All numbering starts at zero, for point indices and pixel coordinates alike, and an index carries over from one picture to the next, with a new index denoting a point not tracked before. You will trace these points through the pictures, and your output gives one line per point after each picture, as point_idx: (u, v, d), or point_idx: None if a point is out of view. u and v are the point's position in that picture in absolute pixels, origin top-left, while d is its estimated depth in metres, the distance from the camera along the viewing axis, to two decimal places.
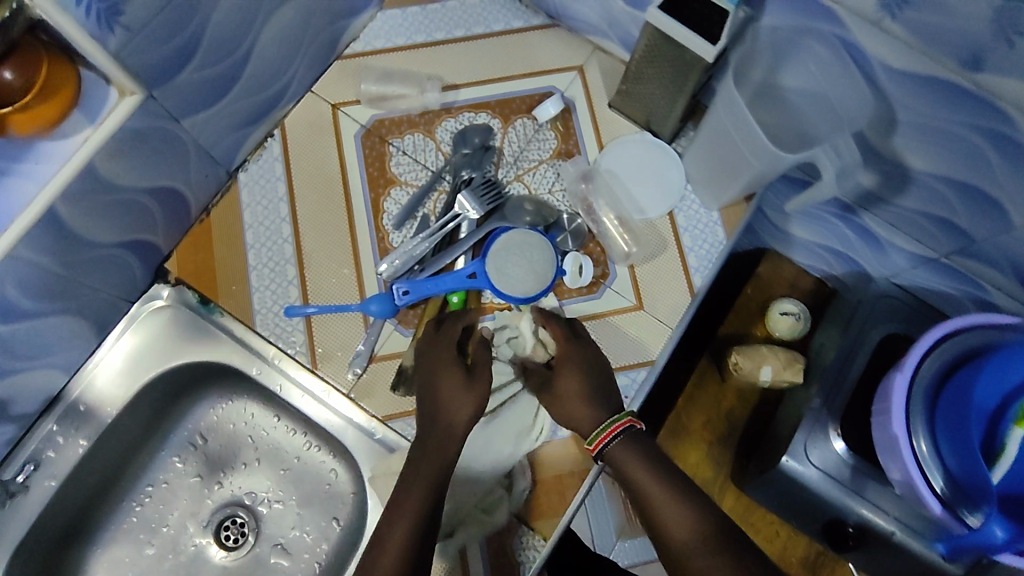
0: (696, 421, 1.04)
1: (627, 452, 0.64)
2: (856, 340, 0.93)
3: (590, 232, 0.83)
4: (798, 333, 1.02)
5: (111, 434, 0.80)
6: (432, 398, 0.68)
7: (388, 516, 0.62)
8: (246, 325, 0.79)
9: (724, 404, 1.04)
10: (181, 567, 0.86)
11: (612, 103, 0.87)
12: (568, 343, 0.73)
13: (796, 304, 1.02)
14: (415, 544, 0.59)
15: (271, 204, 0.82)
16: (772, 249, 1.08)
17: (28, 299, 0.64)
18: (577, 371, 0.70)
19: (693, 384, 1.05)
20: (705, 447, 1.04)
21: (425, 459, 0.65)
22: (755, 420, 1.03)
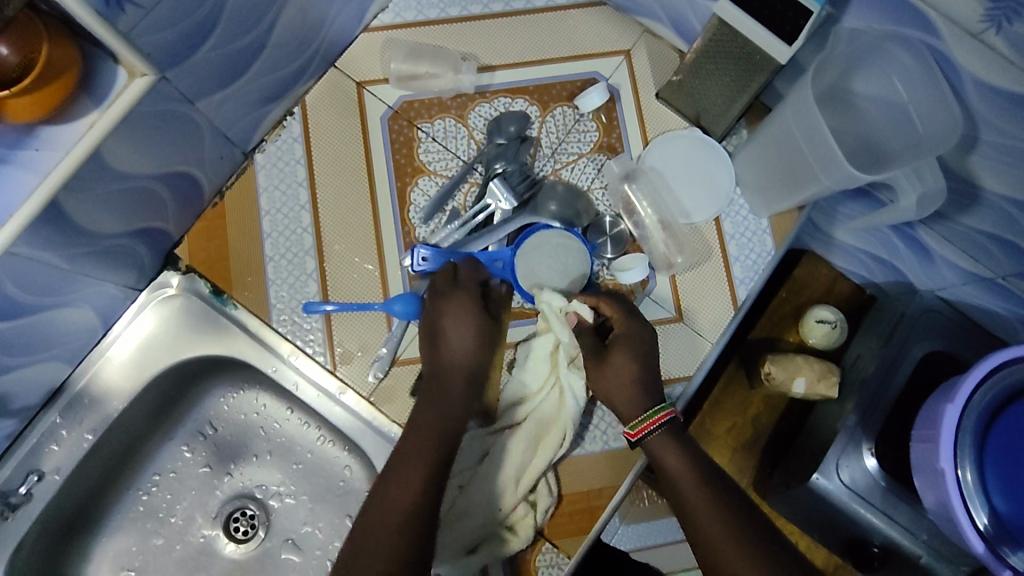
0: (721, 426, 1.00)
1: (667, 445, 0.62)
2: (897, 356, 0.89)
3: (631, 237, 0.78)
4: (834, 342, 0.98)
5: (119, 425, 0.76)
6: (438, 345, 0.68)
7: (394, 466, 0.59)
8: (261, 321, 0.75)
9: (751, 410, 1.00)
10: (189, 559, 0.83)
11: (660, 94, 0.80)
12: (629, 321, 0.69)
13: (833, 312, 0.98)
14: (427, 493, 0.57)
15: (289, 190, 0.77)
16: (811, 251, 1.02)
17: (29, 295, 0.59)
18: (631, 348, 0.67)
19: (719, 388, 1.00)
20: (728, 453, 0.99)
21: (433, 407, 0.63)
22: (781, 428, 0.99)
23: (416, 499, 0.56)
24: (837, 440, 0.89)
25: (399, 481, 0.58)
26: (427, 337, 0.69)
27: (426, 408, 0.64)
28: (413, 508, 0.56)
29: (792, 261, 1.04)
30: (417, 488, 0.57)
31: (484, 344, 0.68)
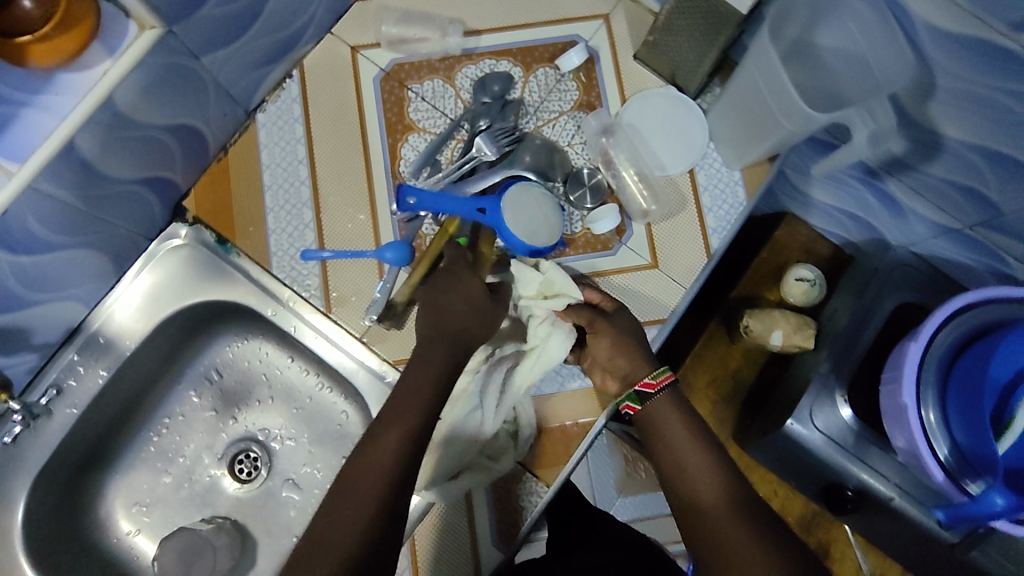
0: (703, 378, 1.05)
1: (669, 407, 0.65)
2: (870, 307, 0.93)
3: (608, 188, 0.82)
4: (813, 299, 1.02)
5: (132, 366, 0.82)
6: (437, 302, 0.68)
7: (387, 414, 0.59)
8: (262, 267, 0.80)
9: (732, 364, 1.06)
10: (197, 495, 0.88)
11: (637, 55, 0.84)
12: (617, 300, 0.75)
13: (811, 270, 1.02)
14: (415, 443, 0.57)
15: (288, 146, 0.82)
16: (790, 213, 1.06)
17: (49, 232, 0.65)
18: (630, 320, 0.72)
19: (702, 342, 1.06)
20: (710, 404, 1.05)
21: (437, 358, 0.64)
22: (761, 381, 1.04)
23: (402, 446, 0.56)
24: (809, 393, 0.92)
25: (388, 429, 0.57)
26: (430, 290, 0.70)
27: (422, 360, 0.63)
28: (398, 455, 0.56)
29: (772, 223, 1.08)
30: (403, 435, 0.57)
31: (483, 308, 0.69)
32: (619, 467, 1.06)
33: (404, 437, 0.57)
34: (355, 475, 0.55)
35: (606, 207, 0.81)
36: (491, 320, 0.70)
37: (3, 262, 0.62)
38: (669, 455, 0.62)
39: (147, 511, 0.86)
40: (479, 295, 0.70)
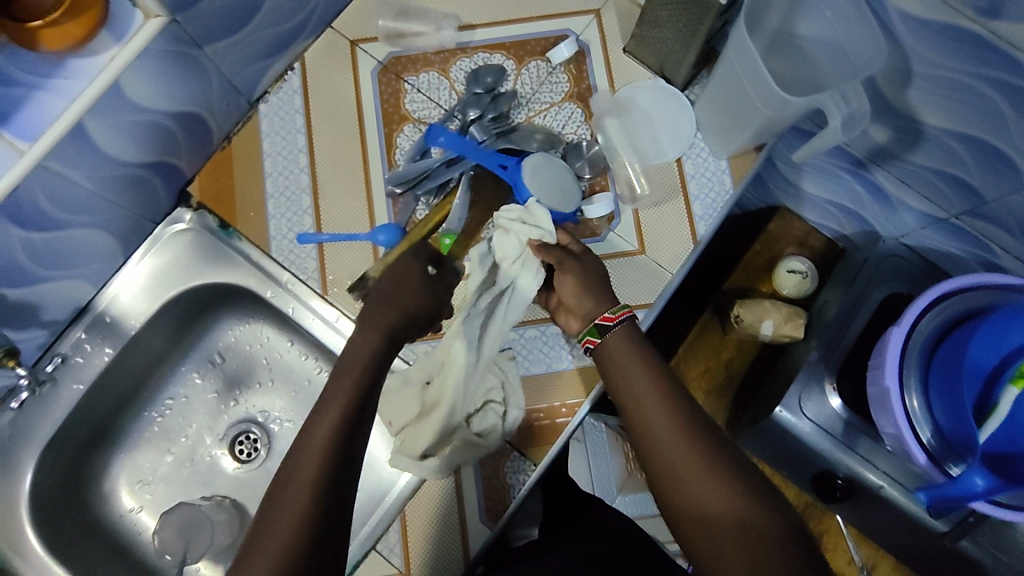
0: (695, 369, 1.06)
1: (621, 342, 0.64)
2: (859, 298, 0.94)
3: (602, 169, 0.85)
4: (805, 292, 1.04)
5: (137, 346, 0.85)
6: (383, 295, 0.66)
7: (319, 409, 0.58)
8: (262, 251, 0.83)
9: (725, 354, 1.06)
10: (198, 473, 0.91)
11: (627, 48, 0.87)
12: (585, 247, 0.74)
13: (802, 263, 1.04)
14: (344, 434, 0.56)
15: (288, 135, 0.85)
16: (783, 206, 1.07)
17: (59, 210, 0.68)
18: (596, 264, 0.71)
19: (694, 333, 1.07)
20: (702, 395, 1.06)
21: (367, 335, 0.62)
22: (753, 372, 1.05)
23: (331, 442, 0.55)
24: (796, 381, 0.93)
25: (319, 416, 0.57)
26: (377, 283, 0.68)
27: (350, 348, 0.62)
28: (329, 450, 0.55)
29: (765, 216, 1.09)
30: (333, 429, 0.56)
31: (425, 303, 0.68)
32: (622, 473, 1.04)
33: (332, 431, 0.55)
34: (291, 475, 0.54)
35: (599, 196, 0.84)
36: (433, 308, 0.69)
37: (17, 237, 0.66)
38: (626, 395, 0.61)
39: (149, 489, 0.89)
40: (429, 287, 0.69)
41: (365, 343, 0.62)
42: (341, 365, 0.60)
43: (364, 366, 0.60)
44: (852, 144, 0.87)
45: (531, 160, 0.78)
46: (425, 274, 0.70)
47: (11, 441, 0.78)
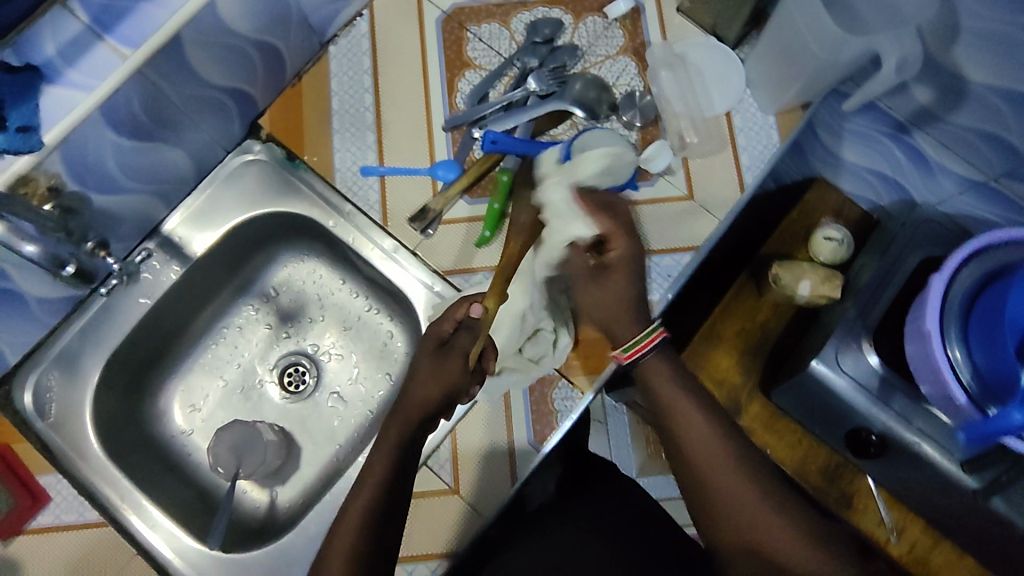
0: (729, 329, 1.07)
1: (663, 372, 0.62)
2: (893, 264, 0.95)
3: (655, 117, 0.88)
4: (842, 259, 1.04)
5: (200, 270, 0.88)
6: (406, 384, 0.70)
7: (362, 479, 0.63)
8: (327, 182, 0.87)
9: (760, 316, 1.07)
10: (248, 400, 0.94)
11: (681, 7, 0.91)
12: (626, 239, 0.66)
13: (838, 230, 1.04)
14: (388, 495, 0.61)
15: (355, 75, 0.89)
16: (822, 177, 1.07)
17: (147, 121, 0.72)
18: (629, 273, 0.65)
19: (730, 295, 1.08)
20: (735, 355, 1.07)
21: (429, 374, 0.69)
22: (788, 334, 1.06)
23: (371, 504, 0.60)
24: (835, 337, 0.94)
25: (379, 449, 0.64)
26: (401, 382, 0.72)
27: (383, 434, 0.66)
28: (373, 508, 0.60)
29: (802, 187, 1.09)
30: (376, 490, 0.61)
31: (449, 374, 0.69)
32: (641, 450, 0.94)
33: (375, 491, 0.61)
34: (347, 516, 0.60)
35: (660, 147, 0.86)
36: (462, 380, 0.70)
37: (109, 142, 0.69)
38: (675, 427, 0.59)
39: (200, 412, 0.92)
40: (444, 363, 0.70)
41: (395, 429, 0.66)
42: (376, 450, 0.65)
43: (396, 441, 0.65)
44: (895, 107, 0.90)
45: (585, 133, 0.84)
46: (444, 344, 0.72)
47: (80, 350, 0.82)
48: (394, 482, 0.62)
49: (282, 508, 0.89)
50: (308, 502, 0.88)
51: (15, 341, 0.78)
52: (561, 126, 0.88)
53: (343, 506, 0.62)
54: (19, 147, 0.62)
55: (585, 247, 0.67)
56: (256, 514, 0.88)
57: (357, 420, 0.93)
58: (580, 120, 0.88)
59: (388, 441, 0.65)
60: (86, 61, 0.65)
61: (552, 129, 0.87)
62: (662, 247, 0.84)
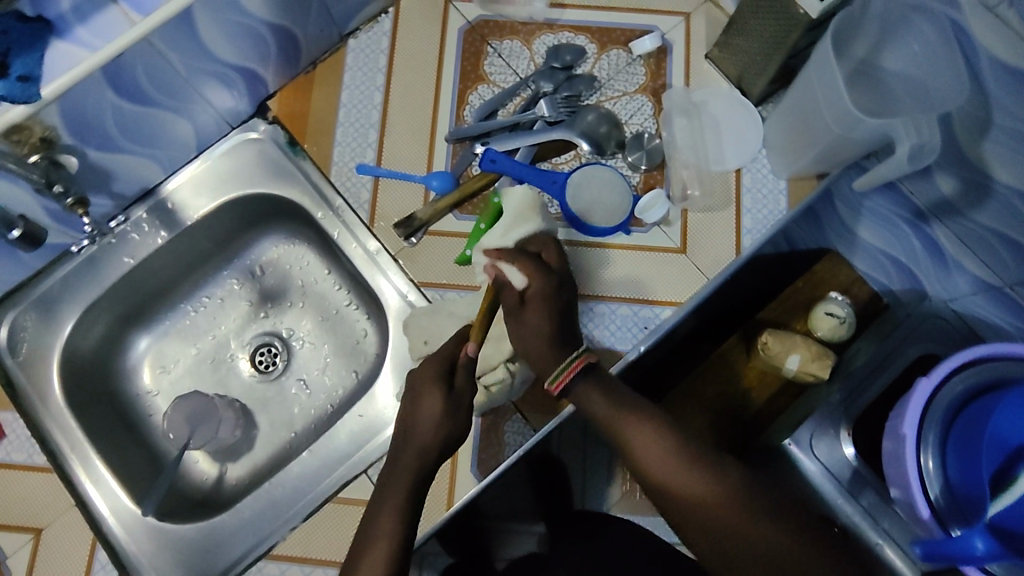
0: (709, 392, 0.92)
1: (598, 394, 0.63)
2: (891, 352, 0.90)
3: (661, 162, 0.85)
4: (840, 339, 0.91)
5: (187, 238, 0.89)
6: (406, 435, 0.67)
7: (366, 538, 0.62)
8: (323, 173, 0.87)
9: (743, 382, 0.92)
10: (216, 372, 0.95)
11: (709, 55, 0.88)
12: (540, 276, 0.69)
13: (843, 307, 0.91)
14: (405, 549, 0.60)
15: (369, 72, 0.88)
16: (834, 251, 0.94)
17: (150, 87, 0.73)
18: (545, 308, 0.67)
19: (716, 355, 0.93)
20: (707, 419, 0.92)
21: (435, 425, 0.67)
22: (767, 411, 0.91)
23: (391, 562, 0.59)
24: (814, 417, 0.91)
25: (387, 500, 0.63)
26: (398, 426, 0.69)
27: (387, 490, 0.64)
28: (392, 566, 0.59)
29: (812, 256, 0.95)
30: (393, 545, 0.60)
31: (456, 426, 0.67)
32: (615, 486, 0.87)
33: (393, 549, 0.60)
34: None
35: (658, 197, 0.83)
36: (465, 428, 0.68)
37: (110, 102, 0.71)
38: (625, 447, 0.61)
39: (169, 374, 0.94)
40: (454, 408, 0.67)
41: (400, 488, 0.64)
42: (382, 508, 0.63)
43: (402, 503, 0.63)
44: (916, 192, 0.88)
45: (582, 168, 0.84)
46: (452, 390, 0.68)
47: (60, 295, 0.84)
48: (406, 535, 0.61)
49: (229, 483, 0.90)
50: (254, 483, 0.89)
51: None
52: (564, 156, 0.86)
53: (353, 556, 0.61)
54: (16, 96, 0.64)
55: (507, 288, 0.70)
56: (203, 485, 0.89)
57: (318, 411, 0.93)
58: (585, 153, 0.86)
59: (393, 503, 0.63)
60: (98, 21, 0.68)
61: (554, 158, 0.86)
62: (644, 297, 0.82)
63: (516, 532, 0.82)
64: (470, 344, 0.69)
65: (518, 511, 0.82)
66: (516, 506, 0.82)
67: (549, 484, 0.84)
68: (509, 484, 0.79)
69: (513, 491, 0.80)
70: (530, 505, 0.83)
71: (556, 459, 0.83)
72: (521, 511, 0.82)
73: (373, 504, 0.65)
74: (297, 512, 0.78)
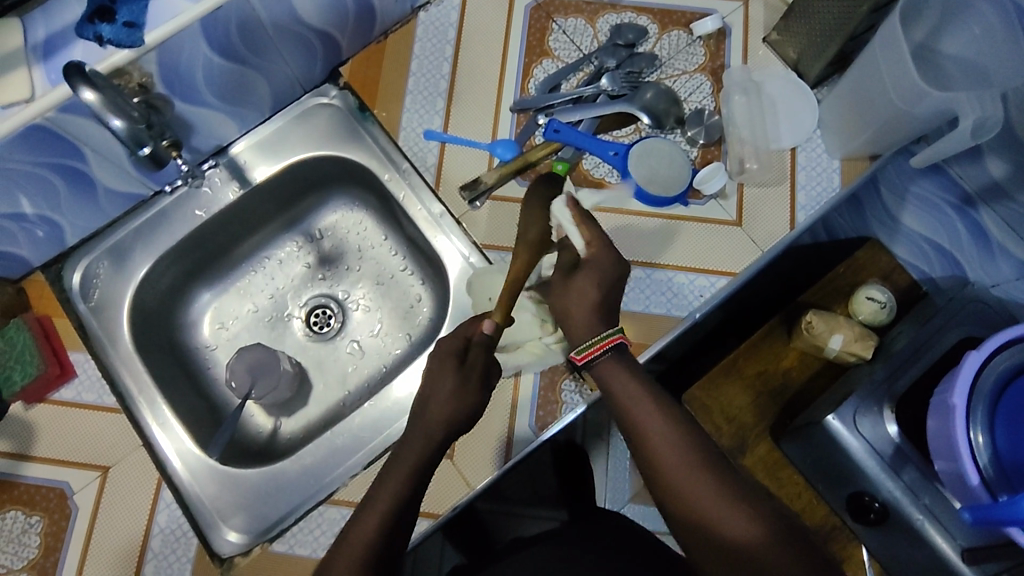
0: (751, 368, 0.94)
1: (618, 372, 0.61)
2: (929, 338, 0.87)
3: (720, 137, 0.88)
4: (880, 324, 0.91)
5: (255, 197, 0.92)
6: (417, 420, 0.66)
7: (365, 504, 0.62)
8: (391, 138, 0.90)
9: (783, 363, 0.95)
10: (274, 329, 0.97)
11: (767, 39, 0.92)
12: (602, 248, 0.65)
13: (884, 293, 0.91)
14: (389, 530, 0.59)
15: (438, 43, 0.92)
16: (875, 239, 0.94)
17: (240, 44, 0.76)
18: (597, 279, 0.64)
19: (757, 335, 0.95)
20: (752, 395, 0.94)
21: (448, 397, 0.66)
22: (807, 389, 0.94)
23: (376, 541, 0.58)
24: (855, 396, 0.88)
25: (396, 469, 0.63)
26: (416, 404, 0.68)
27: (390, 472, 0.63)
28: (372, 547, 0.58)
29: (852, 244, 0.95)
30: (375, 530, 0.59)
31: (466, 401, 0.66)
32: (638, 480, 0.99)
33: (377, 533, 0.59)
34: (350, 540, 0.59)
35: (714, 169, 0.86)
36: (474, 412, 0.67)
37: (203, 54, 0.73)
38: (633, 429, 0.59)
39: (227, 330, 0.96)
40: (464, 388, 0.66)
41: (398, 477, 0.63)
42: (380, 488, 0.62)
43: (398, 490, 0.62)
44: (964, 176, 0.93)
45: (644, 141, 0.86)
46: (463, 365, 0.68)
47: (132, 245, 0.87)
48: (409, 499, 0.62)
49: (283, 437, 0.92)
50: (309, 438, 0.91)
51: (77, 224, 0.84)
52: (625, 129, 0.89)
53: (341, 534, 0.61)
54: (122, 40, 0.66)
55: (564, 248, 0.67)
56: (258, 437, 0.92)
57: (371, 371, 0.95)
58: (644, 127, 0.89)
59: (391, 487, 0.62)
60: None
61: (616, 131, 0.89)
62: (701, 266, 0.84)
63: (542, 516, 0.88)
64: (489, 322, 0.70)
65: (543, 498, 0.90)
66: (541, 493, 0.90)
67: (571, 476, 0.93)
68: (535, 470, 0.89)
69: (538, 477, 0.89)
70: (554, 493, 0.91)
71: (580, 450, 0.92)
72: (545, 498, 0.90)
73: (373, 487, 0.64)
74: (356, 462, 0.82)
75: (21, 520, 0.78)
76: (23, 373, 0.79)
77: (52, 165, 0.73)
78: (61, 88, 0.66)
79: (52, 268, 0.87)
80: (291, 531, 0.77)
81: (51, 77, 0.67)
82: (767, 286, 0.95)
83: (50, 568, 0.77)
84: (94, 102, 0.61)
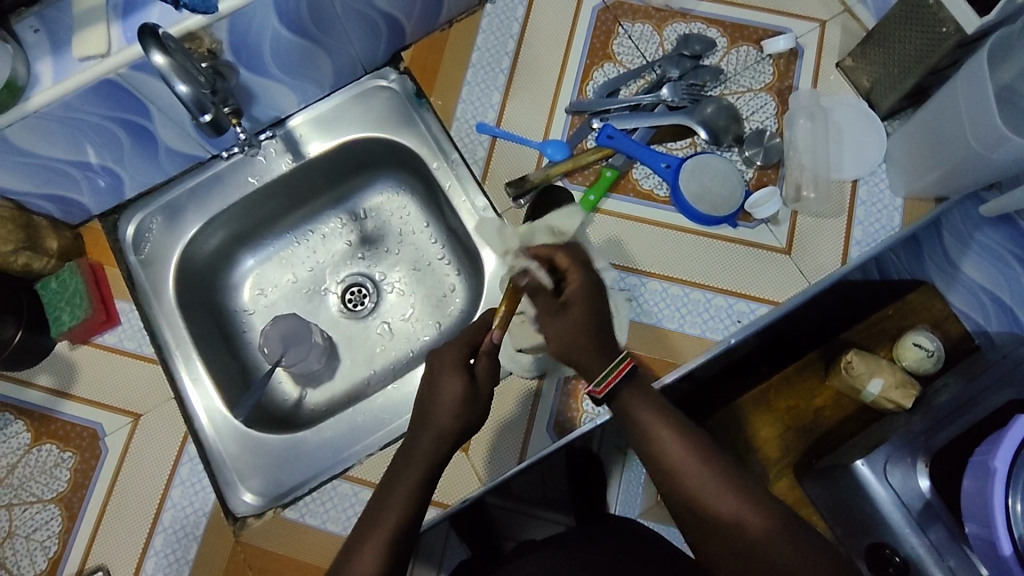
0: (783, 401, 0.90)
1: (642, 401, 0.61)
2: (979, 392, 0.79)
3: (777, 161, 0.86)
4: (925, 372, 0.86)
5: (306, 171, 0.94)
6: (424, 419, 0.66)
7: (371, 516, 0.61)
8: (443, 126, 0.90)
9: (815, 401, 0.90)
10: (311, 301, 0.99)
11: (840, 64, 0.89)
12: (580, 274, 0.64)
13: (933, 340, 0.86)
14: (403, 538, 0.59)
15: (501, 37, 0.91)
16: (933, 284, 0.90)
17: (311, 20, 0.77)
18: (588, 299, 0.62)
19: (792, 368, 0.90)
20: (778, 428, 0.90)
21: (452, 407, 0.65)
22: (840, 429, 0.89)
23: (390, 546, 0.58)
24: (889, 443, 0.81)
25: (402, 478, 0.62)
26: (416, 408, 0.68)
27: (400, 473, 0.63)
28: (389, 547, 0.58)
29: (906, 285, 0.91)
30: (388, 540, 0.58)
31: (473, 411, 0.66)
32: (651, 496, 0.94)
33: (389, 541, 0.58)
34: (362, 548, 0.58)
35: (771, 193, 0.83)
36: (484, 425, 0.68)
37: (274, 27, 0.75)
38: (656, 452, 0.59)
39: (265, 297, 0.99)
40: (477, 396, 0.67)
41: (411, 477, 0.63)
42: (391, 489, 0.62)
43: (411, 492, 0.61)
44: None
45: (698, 157, 0.84)
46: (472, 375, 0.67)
47: (185, 204, 0.90)
48: (422, 506, 0.62)
49: (307, 407, 0.94)
50: (330, 411, 0.93)
51: (137, 178, 0.87)
52: (680, 142, 0.87)
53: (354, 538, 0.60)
54: (197, 6, 0.67)
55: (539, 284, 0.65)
56: (284, 404, 0.94)
57: (398, 353, 0.96)
58: (700, 142, 0.87)
59: (409, 477, 0.63)
60: None
61: (670, 143, 0.87)
62: (742, 290, 0.82)
63: (547, 519, 0.86)
64: (495, 330, 0.67)
65: (550, 499, 0.88)
66: (549, 495, 0.87)
67: (581, 480, 0.90)
68: (548, 473, 0.86)
69: (550, 480, 0.86)
70: (563, 496, 0.88)
71: (595, 456, 0.90)
72: (554, 501, 0.87)
73: (379, 492, 0.63)
74: (372, 442, 0.83)
75: (55, 454, 0.82)
76: (72, 315, 0.83)
77: (117, 119, 0.76)
78: (133, 50, 0.68)
79: (109, 219, 0.91)
80: (304, 500, 0.78)
81: (128, 35, 0.70)
82: (811, 321, 0.91)
83: (76, 503, 0.80)
84: (163, 65, 0.63)
